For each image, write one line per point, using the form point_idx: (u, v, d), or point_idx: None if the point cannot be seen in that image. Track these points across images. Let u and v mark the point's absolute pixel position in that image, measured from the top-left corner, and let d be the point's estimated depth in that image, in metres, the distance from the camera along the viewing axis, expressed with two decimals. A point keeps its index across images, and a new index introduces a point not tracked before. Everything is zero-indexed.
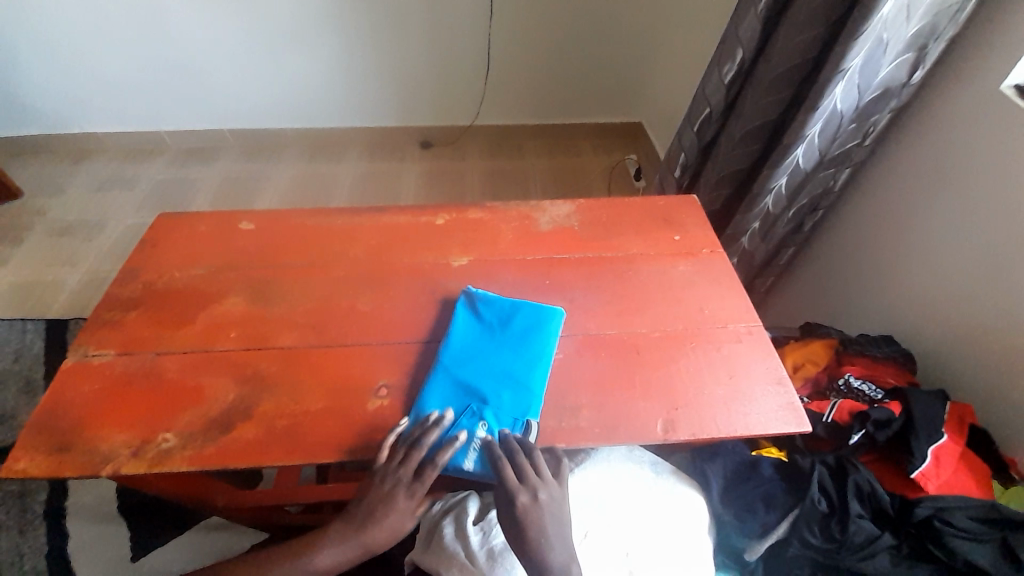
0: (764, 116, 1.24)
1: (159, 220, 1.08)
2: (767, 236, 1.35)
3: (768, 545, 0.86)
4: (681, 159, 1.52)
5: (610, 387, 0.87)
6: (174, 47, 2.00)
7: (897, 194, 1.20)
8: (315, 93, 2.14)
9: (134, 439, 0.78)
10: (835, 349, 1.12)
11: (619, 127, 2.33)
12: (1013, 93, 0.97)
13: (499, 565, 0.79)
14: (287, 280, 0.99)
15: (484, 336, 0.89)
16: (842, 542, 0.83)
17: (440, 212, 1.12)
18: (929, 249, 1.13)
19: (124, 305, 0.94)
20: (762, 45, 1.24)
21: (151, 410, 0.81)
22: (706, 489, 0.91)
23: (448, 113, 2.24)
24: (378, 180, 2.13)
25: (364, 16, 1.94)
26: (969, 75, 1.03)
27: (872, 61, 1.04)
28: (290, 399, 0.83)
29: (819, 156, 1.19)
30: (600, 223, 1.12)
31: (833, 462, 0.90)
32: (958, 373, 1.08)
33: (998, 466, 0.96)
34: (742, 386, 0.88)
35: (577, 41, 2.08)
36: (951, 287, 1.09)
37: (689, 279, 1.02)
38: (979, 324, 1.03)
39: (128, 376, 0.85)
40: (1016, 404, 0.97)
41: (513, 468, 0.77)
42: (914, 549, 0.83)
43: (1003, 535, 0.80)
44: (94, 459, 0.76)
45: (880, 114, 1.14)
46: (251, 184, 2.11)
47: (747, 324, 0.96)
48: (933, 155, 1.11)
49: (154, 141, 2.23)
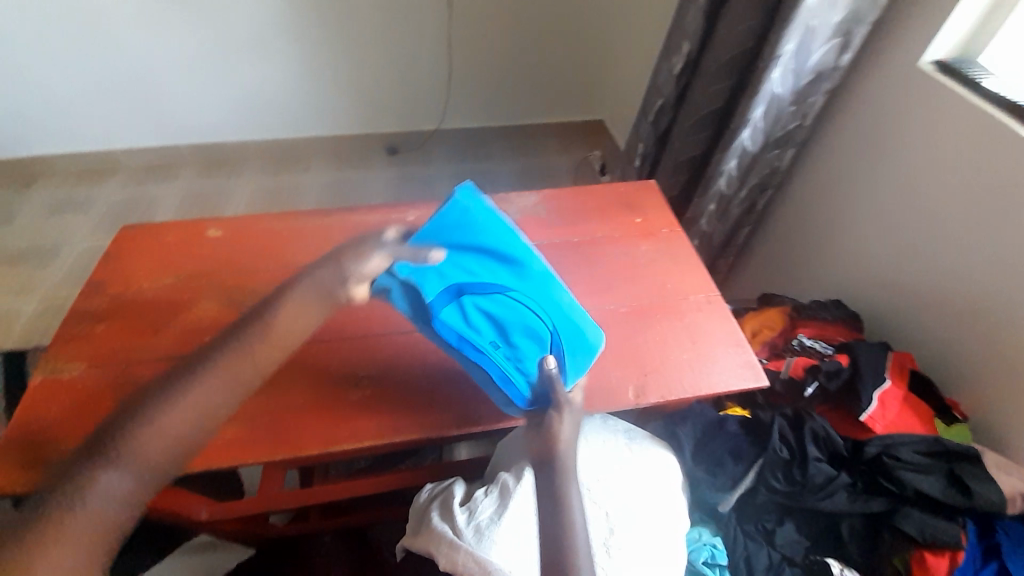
0: (711, 102, 1.33)
1: (123, 233, 1.07)
2: (723, 216, 1.43)
3: (738, 495, 0.93)
4: (639, 149, 1.59)
5: (585, 361, 0.92)
6: (126, 63, 1.96)
7: (836, 167, 1.30)
8: (277, 104, 2.13)
9: None
10: (789, 315, 1.21)
11: (581, 124, 2.41)
12: (932, 69, 1.07)
13: (487, 537, 0.81)
14: (262, 283, 0.99)
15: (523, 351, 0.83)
16: (804, 484, 0.90)
17: (411, 209, 1.15)
18: (867, 216, 1.23)
19: (94, 318, 0.93)
20: (705, 36, 1.32)
21: None
22: (679, 450, 0.97)
23: (413, 118, 2.27)
24: (347, 188, 2.14)
25: (324, 26, 1.96)
26: (889, 55, 1.14)
27: (804, 47, 1.13)
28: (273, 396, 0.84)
29: (764, 137, 1.28)
30: (566, 210, 1.17)
31: (790, 415, 0.98)
32: (899, 327, 1.18)
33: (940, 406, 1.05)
34: (705, 349, 0.94)
35: (536, 43, 2.14)
36: (889, 249, 1.19)
37: (652, 257, 1.09)
38: (915, 279, 1.13)
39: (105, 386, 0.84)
40: (950, 348, 1.07)
41: (547, 421, 0.76)
42: (867, 484, 0.92)
43: (947, 465, 0.89)
44: None
45: (815, 96, 1.23)
46: (215, 199, 2.08)
47: (706, 294, 1.02)
48: (865, 129, 1.22)
49: (108, 161, 2.17)
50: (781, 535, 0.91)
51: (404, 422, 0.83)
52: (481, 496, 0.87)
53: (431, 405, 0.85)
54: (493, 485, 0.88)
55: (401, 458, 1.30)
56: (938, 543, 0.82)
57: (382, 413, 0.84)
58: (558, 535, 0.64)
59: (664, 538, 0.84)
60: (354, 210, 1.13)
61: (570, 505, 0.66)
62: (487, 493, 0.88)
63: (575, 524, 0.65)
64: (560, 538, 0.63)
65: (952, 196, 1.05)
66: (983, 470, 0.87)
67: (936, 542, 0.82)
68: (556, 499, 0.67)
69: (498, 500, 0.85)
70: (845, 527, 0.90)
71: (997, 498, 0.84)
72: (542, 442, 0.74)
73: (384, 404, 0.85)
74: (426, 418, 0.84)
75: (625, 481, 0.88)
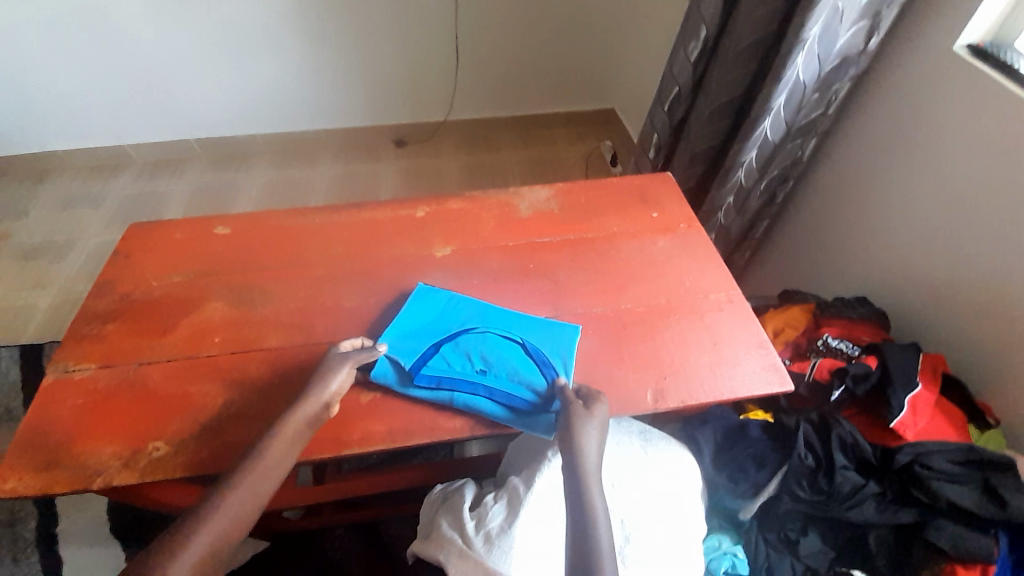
0: (731, 90, 1.27)
1: (131, 231, 1.06)
2: (742, 209, 1.38)
3: (760, 502, 0.90)
4: (654, 140, 1.54)
5: (600, 363, 0.88)
6: (133, 56, 1.94)
7: (862, 158, 1.24)
8: (285, 97, 2.10)
9: (123, 450, 0.77)
10: (812, 313, 1.16)
11: (593, 114, 2.34)
12: (967, 53, 1.00)
13: (499, 545, 0.79)
14: (269, 282, 0.97)
15: (512, 361, 0.86)
16: (829, 493, 0.87)
17: (420, 205, 1.12)
18: (895, 210, 1.18)
19: (103, 317, 0.92)
20: (724, 21, 1.26)
21: (139, 420, 0.80)
22: (698, 455, 0.94)
23: (420, 109, 2.23)
24: (356, 181, 2.11)
25: (330, 16, 1.91)
26: (923, 38, 1.07)
27: (830, 31, 1.07)
28: (282, 399, 0.82)
29: (786, 127, 1.22)
30: (580, 205, 1.13)
31: (816, 419, 0.94)
32: (928, 326, 1.13)
33: (973, 410, 1.00)
34: (725, 351, 0.90)
35: (547, 29, 2.08)
36: (919, 244, 1.13)
37: (669, 254, 1.04)
38: (947, 276, 1.08)
39: (114, 387, 0.83)
40: (985, 349, 1.02)
41: (570, 411, 0.77)
42: (898, 495, 0.87)
43: (984, 475, 0.84)
44: (83, 473, 0.75)
45: (841, 83, 1.17)
46: (225, 193, 2.07)
47: (727, 292, 0.98)
48: (894, 117, 1.15)
49: (119, 156, 2.17)
50: (804, 545, 0.88)
51: (414, 426, 0.81)
52: (492, 503, 0.85)
53: (442, 408, 0.83)
54: (503, 490, 0.86)
55: (412, 455, 1.29)
56: (970, 556, 0.79)
57: (392, 416, 0.82)
58: (582, 531, 0.63)
59: (682, 548, 0.81)
60: (361, 205, 1.11)
61: (592, 496, 0.66)
62: (498, 499, 0.86)
63: (596, 516, 0.64)
64: (585, 532, 0.63)
65: (987, 190, 0.99)
66: (1022, 482, 0.82)
67: (968, 556, 0.79)
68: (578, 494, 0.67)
69: (509, 507, 0.83)
70: (871, 537, 0.86)
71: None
72: (567, 432, 0.75)
73: (395, 407, 0.83)
74: (437, 423, 0.81)
75: (641, 488, 0.85)
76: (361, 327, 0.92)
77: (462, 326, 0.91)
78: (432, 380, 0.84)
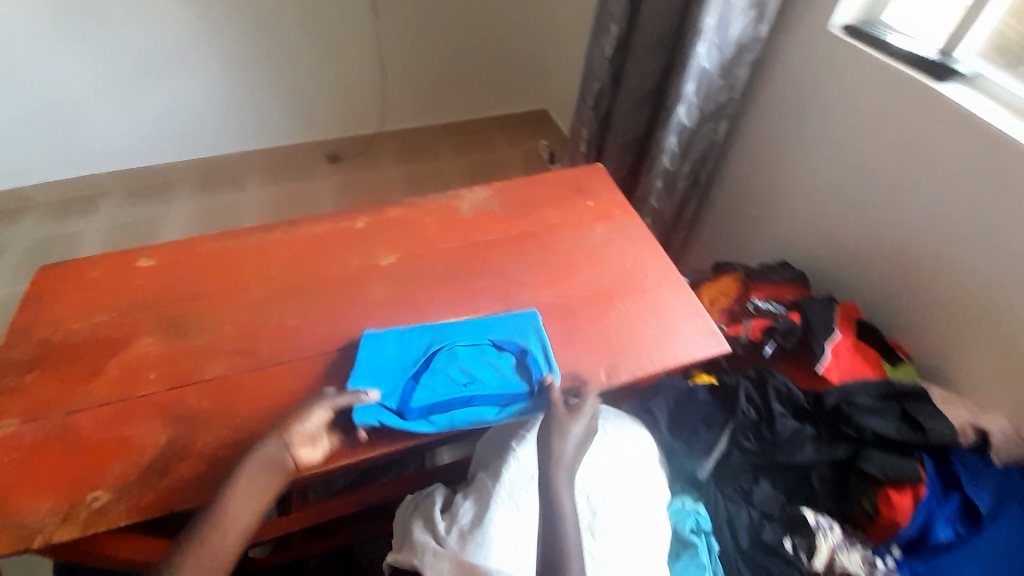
0: (647, 81, 1.35)
1: (42, 273, 0.98)
2: (671, 192, 1.47)
3: (714, 460, 0.97)
4: (584, 134, 1.60)
5: (552, 350, 0.91)
6: (25, 88, 1.79)
7: (769, 135, 1.36)
8: (205, 121, 2.01)
9: (58, 505, 0.71)
10: (741, 281, 1.25)
11: (527, 116, 2.40)
12: (842, 33, 1.13)
13: (472, 539, 0.80)
14: (206, 309, 0.93)
15: (486, 362, 0.87)
16: (773, 441, 0.95)
17: (359, 216, 1.11)
18: (802, 179, 1.30)
19: (20, 369, 0.85)
20: (633, 18, 1.35)
21: (73, 470, 0.74)
22: (655, 424, 0.99)
23: (352, 121, 2.20)
24: (292, 201, 2.05)
25: (245, 34, 1.86)
26: (805, 23, 1.19)
27: (724, 21, 1.17)
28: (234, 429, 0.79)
29: (699, 111, 1.32)
30: (518, 201, 1.16)
31: (754, 376, 1.02)
32: (842, 281, 1.25)
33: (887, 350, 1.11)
34: (667, 322, 0.96)
35: (471, 36, 2.11)
36: (826, 208, 1.25)
37: (607, 239, 1.10)
38: (852, 233, 1.20)
39: (40, 442, 0.77)
40: (890, 294, 1.14)
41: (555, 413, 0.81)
42: (832, 434, 0.96)
43: (900, 407, 0.95)
44: (14, 536, 0.69)
45: (741, 68, 1.28)
46: (147, 226, 1.94)
47: (663, 269, 1.04)
48: (791, 95, 1.27)
49: (19, 197, 1.98)
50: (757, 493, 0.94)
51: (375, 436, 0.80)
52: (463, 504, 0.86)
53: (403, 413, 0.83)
54: (471, 487, 0.88)
55: (381, 471, 1.27)
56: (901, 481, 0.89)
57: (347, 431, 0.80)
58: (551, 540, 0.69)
59: (648, 515, 0.86)
60: (297, 221, 1.08)
61: (562, 506, 0.72)
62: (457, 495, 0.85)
63: (564, 521, 0.71)
64: (553, 536, 0.69)
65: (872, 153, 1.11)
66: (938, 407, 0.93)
67: (897, 480, 0.88)
68: (549, 501, 0.73)
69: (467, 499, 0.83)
70: (814, 477, 0.95)
71: (945, 432, 0.91)
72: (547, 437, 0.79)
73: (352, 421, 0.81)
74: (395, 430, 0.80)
75: (605, 465, 0.89)
76: (309, 344, 0.90)
77: (413, 332, 0.91)
78: (388, 389, 0.83)
